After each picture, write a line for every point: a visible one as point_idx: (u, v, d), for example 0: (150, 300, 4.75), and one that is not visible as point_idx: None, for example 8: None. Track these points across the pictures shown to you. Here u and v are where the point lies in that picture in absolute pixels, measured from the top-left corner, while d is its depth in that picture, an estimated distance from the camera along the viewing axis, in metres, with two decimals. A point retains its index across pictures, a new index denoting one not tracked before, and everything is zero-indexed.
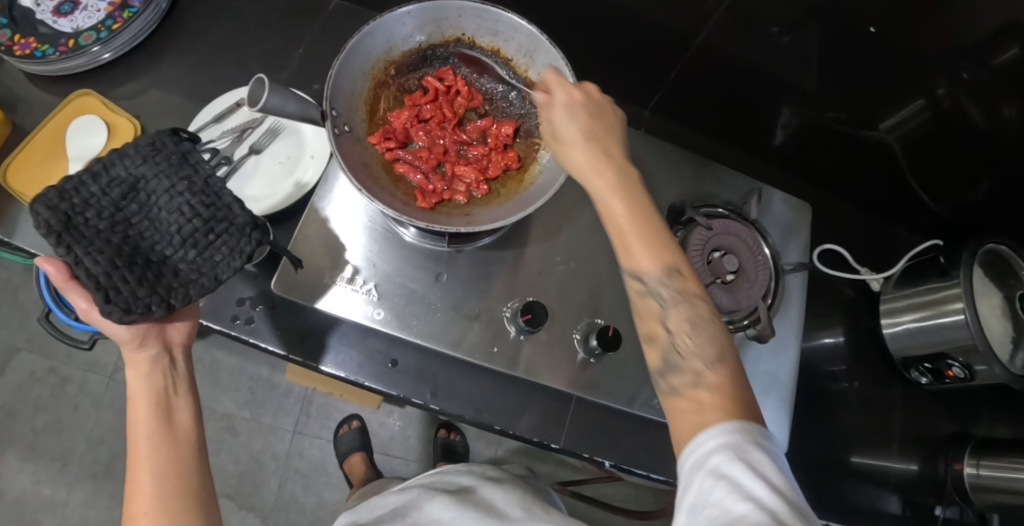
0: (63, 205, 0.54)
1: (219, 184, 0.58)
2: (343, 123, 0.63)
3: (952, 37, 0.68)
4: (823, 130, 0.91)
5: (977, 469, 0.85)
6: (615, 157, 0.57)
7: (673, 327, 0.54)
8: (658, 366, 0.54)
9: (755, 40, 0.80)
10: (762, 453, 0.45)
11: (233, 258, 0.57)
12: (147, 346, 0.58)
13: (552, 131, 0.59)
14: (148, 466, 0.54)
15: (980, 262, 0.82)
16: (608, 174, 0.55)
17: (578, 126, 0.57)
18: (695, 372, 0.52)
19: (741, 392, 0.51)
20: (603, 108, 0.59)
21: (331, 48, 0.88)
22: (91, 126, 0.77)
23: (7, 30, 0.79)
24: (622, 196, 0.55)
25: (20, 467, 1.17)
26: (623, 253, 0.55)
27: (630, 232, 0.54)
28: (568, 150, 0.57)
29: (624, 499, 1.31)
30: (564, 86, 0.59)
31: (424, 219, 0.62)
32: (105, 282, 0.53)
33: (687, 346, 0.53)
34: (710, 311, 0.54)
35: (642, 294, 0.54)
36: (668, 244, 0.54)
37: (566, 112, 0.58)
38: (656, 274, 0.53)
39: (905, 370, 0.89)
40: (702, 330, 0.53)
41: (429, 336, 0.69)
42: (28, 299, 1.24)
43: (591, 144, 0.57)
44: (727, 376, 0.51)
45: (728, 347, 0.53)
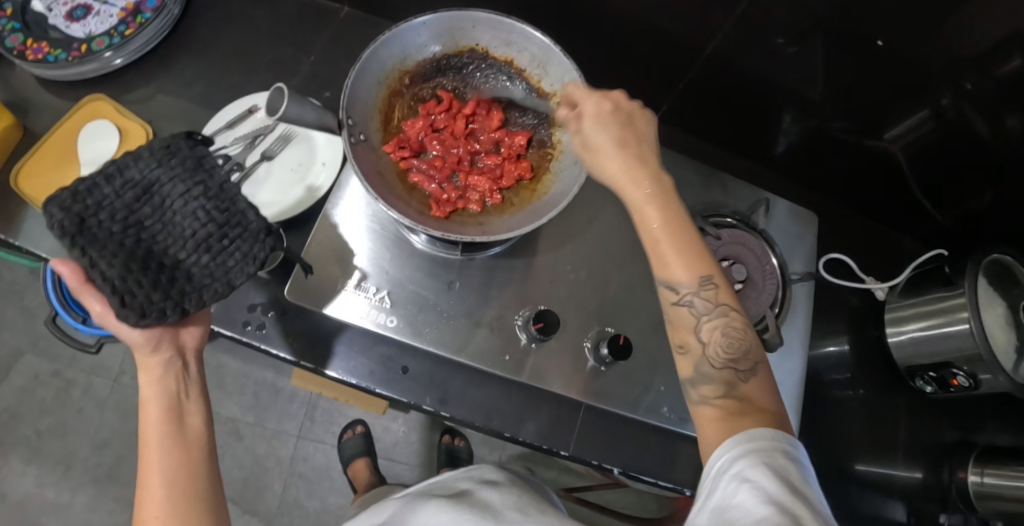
0: (77, 207, 0.54)
1: (233, 189, 0.58)
2: (359, 132, 0.64)
3: (958, 51, 0.69)
4: (829, 140, 0.91)
5: (982, 477, 0.87)
6: (649, 166, 0.56)
7: (707, 337, 0.54)
8: (689, 376, 0.54)
9: (763, 52, 0.80)
10: (786, 459, 0.47)
11: (247, 264, 0.57)
12: (161, 350, 0.58)
13: (584, 144, 0.57)
14: (158, 470, 0.54)
15: (984, 273, 0.82)
16: (644, 183, 0.55)
17: (610, 135, 0.56)
18: (727, 383, 0.53)
19: (767, 401, 0.52)
20: (634, 117, 0.57)
21: (343, 56, 0.89)
22: (102, 130, 0.78)
23: (20, 35, 0.79)
24: (659, 207, 0.54)
25: (23, 469, 1.17)
26: (657, 263, 0.54)
27: (665, 242, 0.54)
28: (600, 159, 0.56)
29: (627, 505, 1.32)
30: (592, 96, 0.58)
31: (439, 227, 0.62)
32: (119, 286, 0.54)
33: (721, 359, 0.53)
34: (742, 320, 0.54)
35: (676, 305, 0.54)
36: (703, 253, 0.54)
37: (595, 123, 0.56)
38: (690, 285, 0.53)
39: (910, 378, 0.90)
40: (736, 340, 0.54)
41: (441, 343, 0.70)
42: (33, 302, 1.24)
43: (625, 153, 0.55)
44: (758, 388, 0.53)
45: (761, 359, 0.54)
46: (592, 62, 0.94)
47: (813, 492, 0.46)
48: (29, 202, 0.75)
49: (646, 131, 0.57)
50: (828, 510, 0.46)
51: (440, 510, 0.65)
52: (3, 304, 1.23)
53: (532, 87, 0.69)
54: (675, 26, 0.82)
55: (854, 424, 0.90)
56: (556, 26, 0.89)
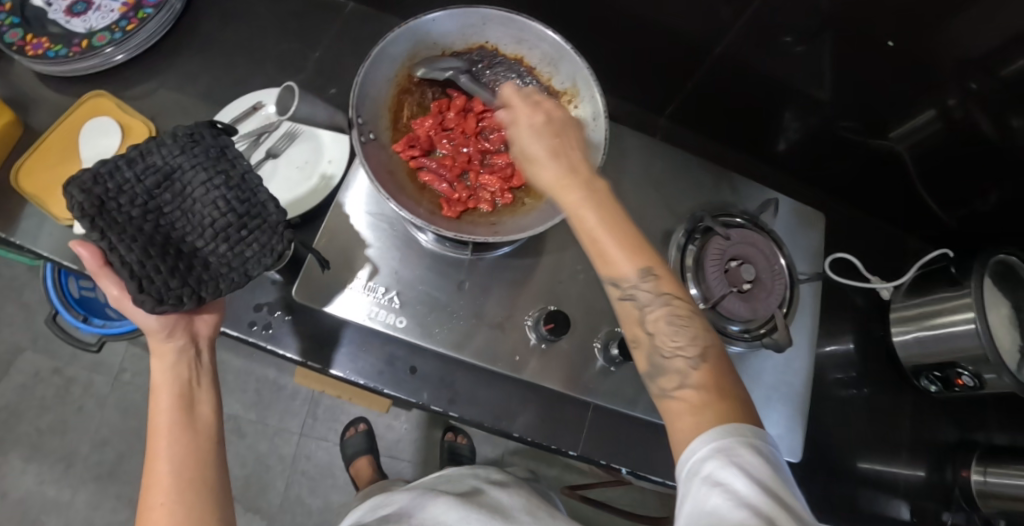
0: (97, 189, 0.54)
1: (254, 180, 0.58)
2: (369, 131, 0.64)
3: (964, 52, 0.69)
4: (834, 139, 0.91)
5: (984, 475, 0.88)
6: (580, 168, 0.56)
7: (654, 329, 0.54)
8: (644, 369, 0.54)
9: (770, 51, 0.80)
10: (755, 454, 0.46)
11: (264, 256, 0.57)
12: (175, 336, 0.58)
13: (518, 152, 0.57)
14: (166, 455, 0.54)
15: (991, 273, 0.83)
16: (577, 188, 0.55)
17: (544, 145, 0.56)
18: (680, 372, 0.52)
19: (726, 383, 0.52)
20: (566, 126, 0.58)
21: (348, 52, 0.88)
22: (103, 126, 0.76)
23: (19, 30, 0.78)
24: (592, 204, 0.54)
25: (24, 467, 1.16)
26: (601, 261, 0.54)
27: (603, 239, 0.54)
28: (532, 169, 0.56)
29: (629, 502, 1.32)
30: (525, 105, 0.57)
31: (451, 228, 0.62)
32: (137, 270, 0.53)
33: (669, 347, 0.53)
34: (687, 308, 0.54)
35: (621, 299, 0.54)
36: (643, 244, 0.54)
37: (528, 133, 0.56)
38: (633, 278, 0.53)
39: (915, 378, 0.90)
40: (683, 329, 0.54)
41: (450, 344, 0.69)
42: (32, 299, 1.23)
43: (557, 161, 0.56)
44: (713, 371, 0.52)
45: (711, 343, 0.54)
46: (598, 60, 0.94)
47: (784, 487, 0.45)
48: (31, 201, 0.74)
49: (578, 137, 0.58)
50: (800, 500, 0.45)
51: (445, 506, 0.64)
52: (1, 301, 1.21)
53: (542, 85, 0.69)
54: (684, 24, 0.82)
55: (859, 422, 0.90)
56: (563, 23, 0.89)
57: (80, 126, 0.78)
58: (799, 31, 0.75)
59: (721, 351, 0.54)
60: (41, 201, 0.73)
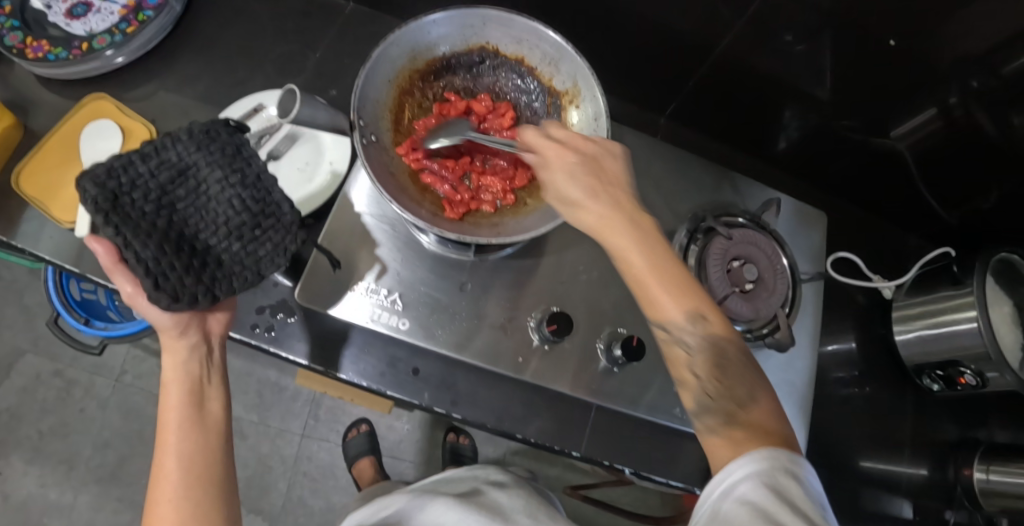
0: (111, 183, 0.53)
1: (269, 180, 0.58)
2: (370, 133, 0.63)
3: (964, 50, 0.69)
4: (835, 138, 0.91)
5: (987, 474, 0.88)
6: (624, 206, 0.57)
7: (701, 371, 0.56)
8: (691, 408, 0.56)
9: (771, 50, 0.80)
10: (792, 481, 0.48)
11: (277, 255, 0.58)
12: (187, 333, 0.58)
13: (556, 194, 0.58)
14: (175, 451, 0.54)
15: (993, 271, 0.83)
16: (623, 229, 0.56)
17: (580, 186, 0.57)
18: (729, 413, 0.54)
19: (773, 423, 0.54)
20: (596, 160, 0.59)
21: (348, 53, 0.87)
22: (103, 129, 0.76)
23: (19, 32, 0.77)
24: (641, 250, 0.56)
25: (25, 470, 1.16)
26: (648, 305, 0.56)
27: (652, 283, 0.56)
28: (576, 211, 0.57)
29: (632, 502, 1.33)
30: (550, 145, 0.58)
31: (453, 229, 0.62)
32: (152, 267, 0.53)
33: (718, 390, 0.55)
34: (739, 350, 0.57)
35: (669, 343, 0.56)
36: (692, 289, 0.56)
37: (561, 175, 0.57)
38: (682, 322, 0.55)
39: (918, 377, 0.90)
40: (729, 370, 0.56)
41: (454, 345, 0.69)
42: (33, 301, 1.23)
43: (599, 201, 0.57)
44: (763, 412, 0.54)
45: (759, 383, 0.56)
46: (599, 60, 0.94)
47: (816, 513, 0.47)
48: (32, 204, 0.74)
49: (616, 170, 0.59)
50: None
51: (446, 507, 0.64)
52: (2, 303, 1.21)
53: (543, 84, 0.69)
54: (684, 23, 0.81)
55: (861, 421, 0.90)
56: (563, 23, 0.89)
57: (81, 128, 0.77)
58: (800, 29, 0.75)
59: (769, 392, 0.56)
60: (42, 205, 0.73)
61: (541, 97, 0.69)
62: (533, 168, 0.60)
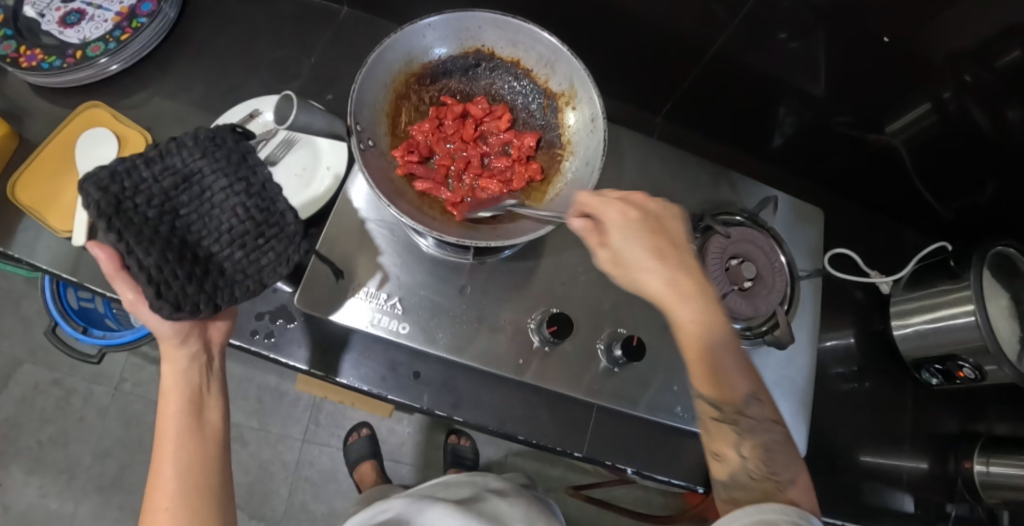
0: (114, 187, 0.53)
1: (275, 189, 0.58)
2: (368, 138, 0.63)
3: (956, 45, 0.69)
4: (831, 135, 0.91)
5: (987, 466, 0.88)
6: (692, 274, 0.56)
7: (744, 451, 0.58)
8: (723, 479, 0.59)
9: (764, 48, 0.80)
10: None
11: (279, 265, 0.58)
12: (188, 343, 0.58)
13: (613, 256, 0.56)
14: (172, 461, 0.54)
15: (989, 265, 0.83)
16: (690, 300, 0.55)
17: (643, 249, 0.55)
18: (766, 492, 0.56)
19: (807, 505, 0.55)
20: (661, 223, 0.57)
21: (343, 57, 0.87)
22: (97, 136, 0.76)
23: (12, 41, 0.77)
24: (704, 329, 0.55)
25: (26, 480, 1.16)
26: (698, 382, 0.58)
27: (704, 368, 0.57)
28: (638, 276, 0.55)
29: (633, 501, 1.33)
30: (612, 204, 0.55)
31: (455, 232, 0.62)
32: (155, 275, 0.53)
33: (758, 469, 0.57)
34: (784, 434, 0.59)
35: (717, 418, 0.58)
36: (746, 374, 0.58)
37: (623, 235, 0.55)
38: (731, 404, 0.58)
39: (916, 371, 0.91)
40: (773, 454, 0.58)
41: (455, 348, 0.69)
42: (30, 310, 1.22)
43: (664, 266, 0.55)
44: (801, 494, 0.56)
45: (798, 467, 0.58)
46: (593, 61, 0.94)
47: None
48: (27, 214, 0.73)
49: (679, 233, 0.57)
50: None
51: (445, 511, 0.64)
52: None
53: (539, 87, 0.69)
54: (678, 23, 0.82)
55: (861, 417, 0.90)
56: (557, 24, 0.89)
57: (74, 137, 0.77)
58: (793, 27, 0.75)
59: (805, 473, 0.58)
60: (38, 214, 0.73)
61: (537, 99, 0.70)
62: (580, 232, 0.57)
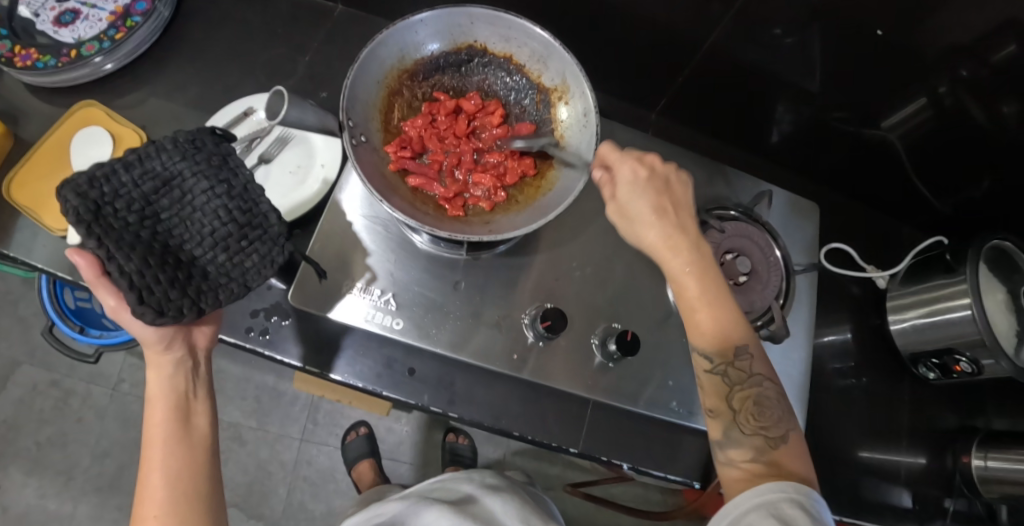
0: (93, 193, 0.53)
1: (256, 191, 0.59)
2: (360, 133, 0.63)
3: (952, 39, 0.69)
4: (826, 130, 0.91)
5: (985, 461, 0.88)
6: (688, 231, 0.61)
7: (738, 406, 0.58)
8: (717, 438, 0.59)
9: (760, 43, 0.80)
10: (800, 512, 0.50)
11: (264, 266, 0.57)
12: (172, 348, 0.58)
13: (619, 209, 0.61)
14: (161, 468, 0.54)
15: (986, 259, 0.83)
16: (683, 249, 0.60)
17: (648, 202, 0.60)
18: (757, 447, 0.56)
19: (796, 464, 0.56)
20: (667, 182, 0.61)
21: (338, 56, 0.88)
22: (94, 136, 0.76)
23: (7, 41, 0.77)
24: (697, 277, 0.60)
25: (24, 481, 1.16)
26: (694, 331, 0.60)
27: (702, 314, 0.59)
28: (640, 227, 0.60)
29: (632, 498, 1.33)
30: (626, 161, 0.61)
31: (448, 228, 0.62)
32: (137, 281, 0.53)
33: (750, 425, 0.58)
34: (777, 391, 0.60)
35: (709, 372, 0.59)
36: (739, 324, 0.60)
37: (630, 187, 0.60)
38: (725, 355, 0.59)
39: (914, 365, 0.91)
40: (766, 411, 0.58)
41: (449, 344, 0.69)
42: (28, 311, 1.22)
43: (664, 221, 0.60)
44: (790, 454, 0.56)
45: (790, 426, 0.58)
46: (588, 57, 0.94)
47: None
48: (23, 213, 0.73)
49: (681, 194, 0.62)
50: None
51: (440, 512, 0.65)
52: None
53: (532, 82, 0.69)
54: (672, 19, 0.82)
55: (859, 412, 0.90)
56: (551, 21, 0.89)
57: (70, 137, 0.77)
58: (788, 22, 0.75)
59: (798, 435, 0.58)
60: (34, 213, 0.73)
61: (530, 95, 0.70)
62: (597, 185, 0.62)
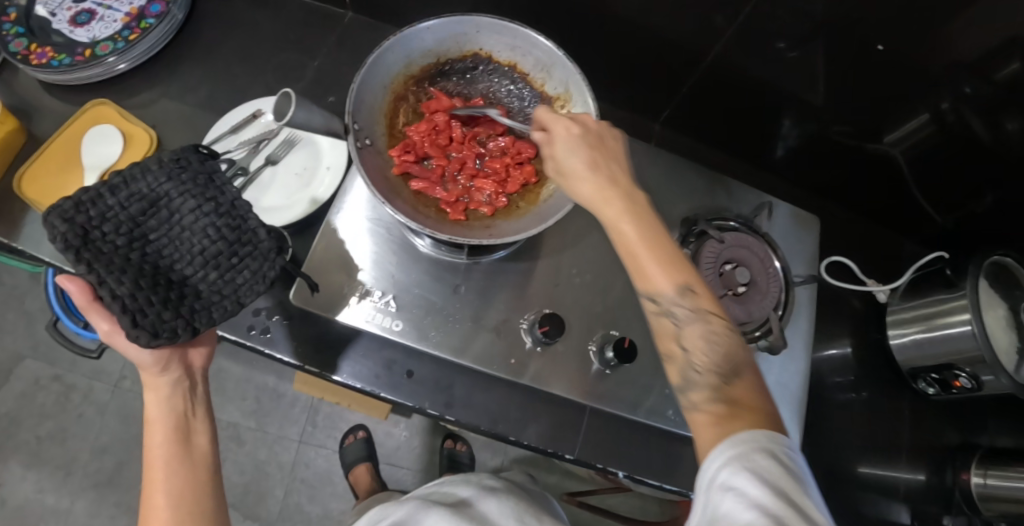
0: (79, 217, 0.54)
1: (245, 207, 0.59)
2: (365, 137, 0.64)
3: (955, 54, 0.70)
4: (829, 143, 0.92)
5: (984, 478, 0.87)
6: (620, 179, 0.58)
7: (690, 345, 0.55)
8: (677, 383, 0.56)
9: (763, 55, 0.80)
10: (771, 460, 0.48)
11: (256, 282, 0.59)
12: (169, 370, 0.59)
13: (557, 168, 0.59)
14: (164, 490, 0.55)
15: (986, 274, 0.83)
16: (618, 198, 0.57)
17: (580, 157, 0.58)
18: (713, 386, 0.54)
19: (754, 398, 0.53)
20: (602, 136, 0.60)
21: (347, 61, 0.89)
22: (106, 134, 0.78)
23: (24, 39, 0.79)
24: (633, 220, 0.56)
25: (23, 475, 1.17)
26: (637, 274, 0.56)
27: (644, 256, 0.55)
28: (572, 183, 0.58)
29: (629, 509, 1.32)
30: (561, 119, 0.60)
31: (447, 232, 0.63)
32: (130, 304, 0.53)
33: (704, 363, 0.55)
34: (726, 327, 0.56)
35: (658, 315, 0.56)
36: (679, 260, 0.56)
37: (567, 145, 0.58)
38: (670, 294, 0.55)
39: (913, 380, 0.90)
40: (717, 345, 0.55)
41: (447, 347, 0.70)
42: (34, 306, 1.24)
43: (597, 173, 0.58)
44: (746, 389, 0.54)
45: (743, 360, 0.55)
46: (593, 67, 0.95)
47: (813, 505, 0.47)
48: (34, 208, 0.75)
49: (616, 148, 0.60)
50: (814, 501, 0.47)
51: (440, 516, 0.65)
52: (3, 309, 1.22)
53: (536, 91, 0.70)
54: (676, 31, 0.83)
55: (858, 426, 0.90)
56: (556, 31, 0.90)
57: (78, 137, 0.78)
58: (791, 36, 0.75)
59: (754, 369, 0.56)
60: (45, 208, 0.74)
61: (534, 103, 0.70)
62: (537, 145, 0.61)
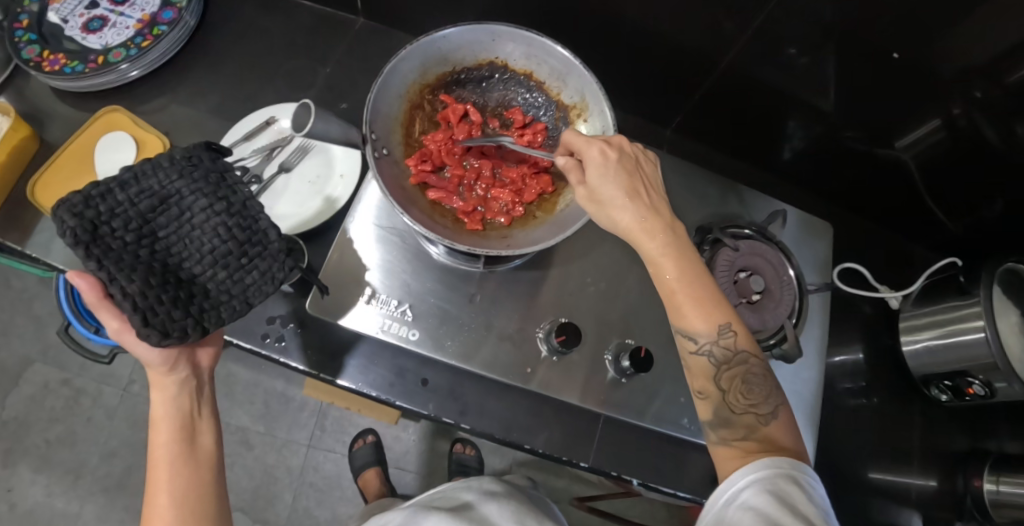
0: (89, 212, 0.54)
1: (256, 208, 0.59)
2: (382, 147, 0.65)
3: (969, 58, 0.70)
4: (839, 150, 0.92)
5: (997, 485, 0.86)
6: (660, 214, 0.58)
7: (726, 385, 0.57)
8: (708, 419, 0.58)
9: (774, 61, 0.80)
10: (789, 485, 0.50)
11: (265, 283, 0.59)
12: (177, 369, 0.58)
13: (589, 194, 0.57)
14: (167, 489, 0.55)
15: (998, 282, 0.83)
16: (657, 234, 0.57)
17: (617, 186, 0.57)
18: (748, 427, 0.56)
19: (785, 438, 0.56)
20: (635, 162, 0.58)
21: (359, 68, 0.89)
22: (119, 141, 0.77)
23: (36, 46, 0.79)
24: (673, 257, 0.56)
25: (32, 479, 1.17)
26: (675, 314, 0.57)
27: (682, 296, 0.57)
28: (612, 212, 0.57)
29: (637, 514, 1.32)
30: (594, 143, 0.57)
31: (467, 242, 0.63)
32: (140, 302, 0.53)
33: (739, 403, 0.57)
34: (763, 367, 0.58)
35: (695, 353, 0.57)
36: (717, 300, 0.57)
37: (600, 172, 0.56)
38: (708, 333, 0.56)
39: (925, 387, 0.90)
40: (754, 386, 0.57)
41: (462, 356, 0.70)
42: (43, 310, 1.24)
43: (635, 204, 0.57)
44: (779, 429, 0.57)
45: (779, 401, 0.58)
46: (604, 73, 0.95)
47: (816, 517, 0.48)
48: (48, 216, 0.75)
49: (651, 175, 0.60)
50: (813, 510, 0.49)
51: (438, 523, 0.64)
52: (11, 314, 1.22)
53: (551, 99, 0.70)
54: (687, 37, 0.83)
55: (869, 432, 0.90)
56: (567, 37, 0.90)
57: (92, 144, 0.78)
58: (803, 42, 0.75)
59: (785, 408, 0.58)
60: None
61: (549, 112, 0.71)
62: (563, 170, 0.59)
